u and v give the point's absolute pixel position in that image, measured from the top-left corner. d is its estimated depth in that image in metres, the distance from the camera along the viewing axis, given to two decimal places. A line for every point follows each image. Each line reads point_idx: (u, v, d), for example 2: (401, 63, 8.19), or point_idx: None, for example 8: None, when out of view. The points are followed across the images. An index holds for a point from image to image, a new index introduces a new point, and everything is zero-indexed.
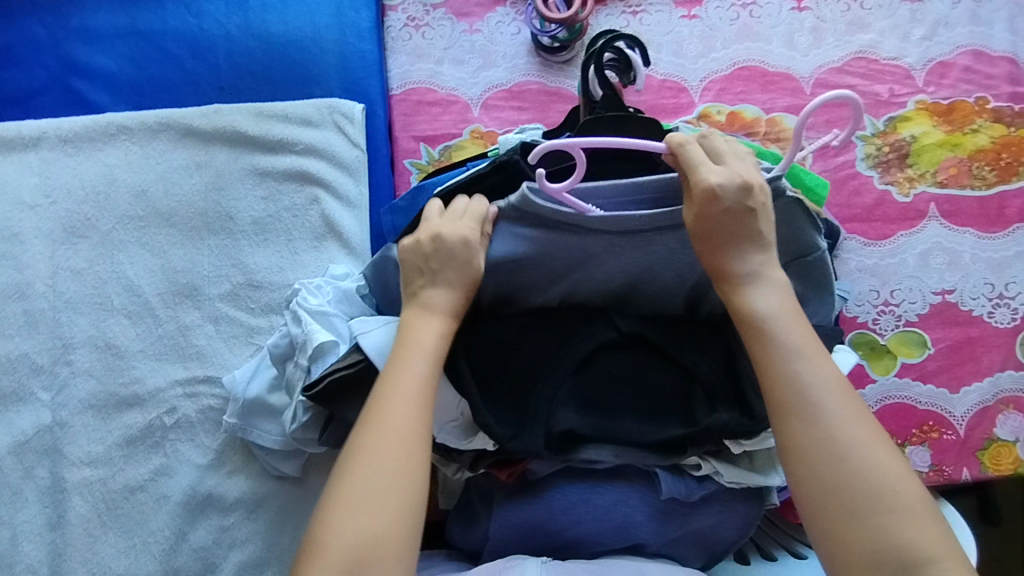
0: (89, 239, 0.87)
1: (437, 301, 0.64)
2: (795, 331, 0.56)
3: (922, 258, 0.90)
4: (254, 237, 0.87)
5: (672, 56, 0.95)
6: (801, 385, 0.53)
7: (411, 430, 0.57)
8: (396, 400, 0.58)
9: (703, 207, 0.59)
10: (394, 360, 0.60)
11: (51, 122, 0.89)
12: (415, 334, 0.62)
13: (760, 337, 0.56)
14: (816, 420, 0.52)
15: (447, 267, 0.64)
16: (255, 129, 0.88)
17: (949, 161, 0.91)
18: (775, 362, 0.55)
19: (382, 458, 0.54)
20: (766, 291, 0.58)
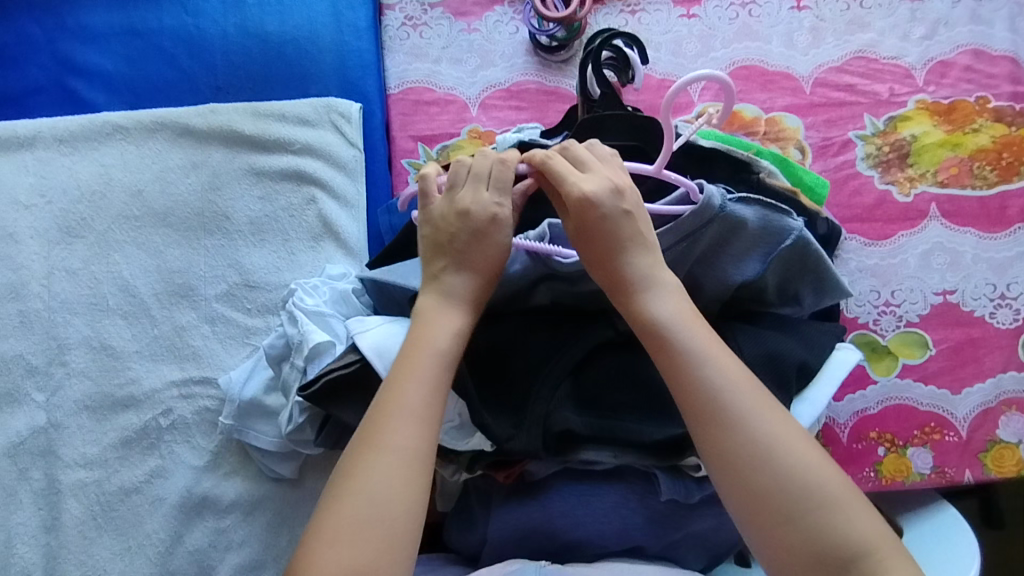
0: (85, 239, 0.86)
1: (457, 288, 0.63)
2: (693, 333, 0.58)
3: (923, 258, 0.90)
4: (251, 237, 0.86)
5: (671, 55, 0.95)
6: (710, 394, 0.55)
7: (412, 446, 0.56)
8: (401, 413, 0.57)
9: (598, 222, 0.60)
10: (401, 366, 0.59)
11: (48, 122, 0.89)
12: (427, 333, 0.61)
13: (664, 349, 0.58)
14: (724, 427, 0.54)
15: (474, 249, 0.63)
16: (253, 128, 0.88)
17: (949, 160, 0.91)
18: (681, 374, 0.57)
19: (377, 482, 0.54)
20: (667, 297, 0.59)
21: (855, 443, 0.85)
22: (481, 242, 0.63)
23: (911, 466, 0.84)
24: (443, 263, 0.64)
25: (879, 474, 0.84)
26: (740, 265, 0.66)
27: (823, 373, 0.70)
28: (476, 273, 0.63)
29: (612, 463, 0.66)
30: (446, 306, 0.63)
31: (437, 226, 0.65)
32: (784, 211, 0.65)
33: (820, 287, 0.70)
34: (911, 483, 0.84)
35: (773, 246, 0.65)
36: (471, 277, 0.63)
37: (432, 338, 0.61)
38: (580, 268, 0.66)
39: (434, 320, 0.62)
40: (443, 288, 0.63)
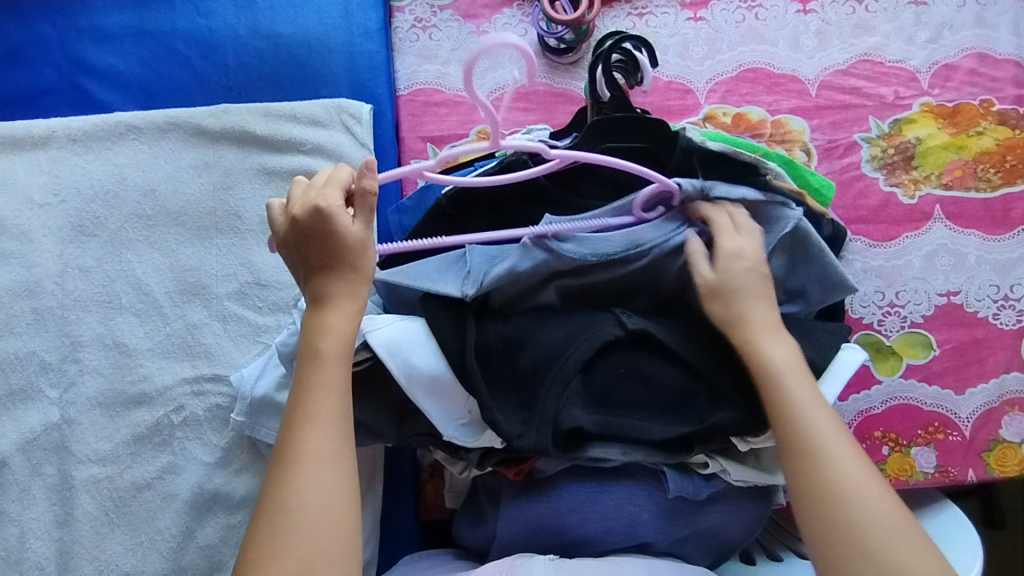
0: (97, 238, 0.87)
1: (327, 292, 0.60)
2: (807, 388, 0.62)
3: (927, 260, 0.91)
4: (263, 236, 0.87)
5: (678, 58, 0.95)
6: (813, 439, 0.59)
7: (331, 450, 0.55)
8: (312, 421, 0.56)
9: (723, 277, 0.68)
10: (302, 376, 0.58)
11: (61, 122, 0.89)
12: (314, 345, 0.59)
13: (774, 392, 0.61)
14: (819, 470, 0.57)
15: (327, 245, 0.59)
16: (264, 129, 0.88)
17: (954, 162, 0.92)
18: (788, 418, 0.60)
19: (301, 496, 0.53)
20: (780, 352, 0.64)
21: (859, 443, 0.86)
22: (329, 236, 0.59)
23: (915, 465, 0.85)
24: (305, 274, 0.61)
25: (883, 473, 0.85)
26: None
27: (826, 374, 0.70)
28: (343, 270, 0.60)
29: (620, 459, 0.68)
30: (326, 305, 0.60)
31: (289, 247, 0.61)
32: (783, 201, 0.73)
33: (825, 279, 0.75)
34: (914, 483, 0.85)
35: (774, 236, 0.73)
36: (340, 269, 0.60)
37: (317, 346, 0.59)
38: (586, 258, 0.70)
39: (323, 327, 0.59)
40: (315, 297, 0.60)
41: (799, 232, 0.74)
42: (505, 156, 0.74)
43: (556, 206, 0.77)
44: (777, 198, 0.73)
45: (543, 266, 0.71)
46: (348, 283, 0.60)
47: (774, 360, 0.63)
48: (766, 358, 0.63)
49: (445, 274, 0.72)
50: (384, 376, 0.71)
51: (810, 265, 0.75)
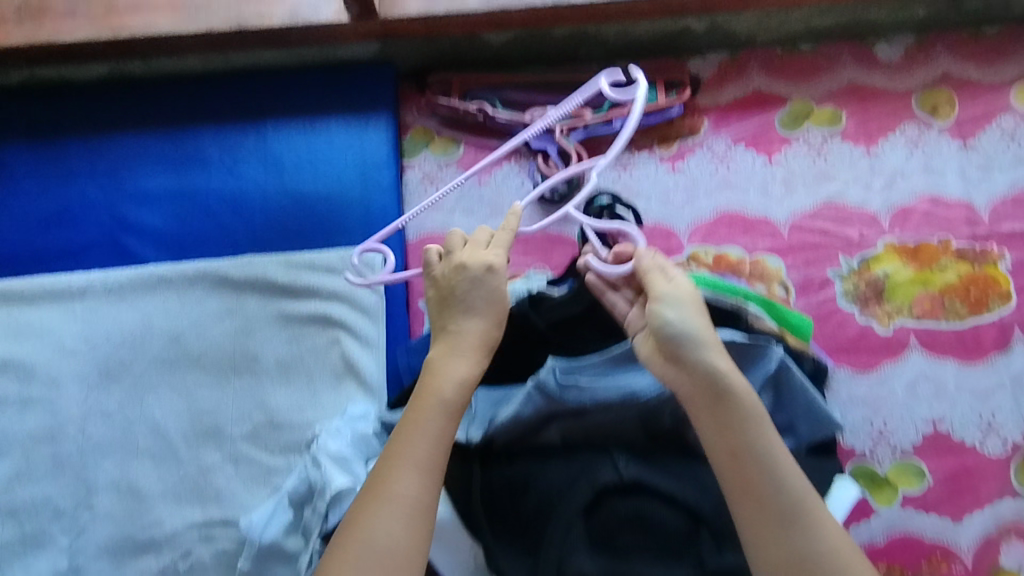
0: (122, 382, 0.92)
1: (465, 334, 0.73)
2: (773, 457, 0.65)
3: (909, 388, 0.96)
4: (279, 378, 0.92)
5: (660, 204, 1.04)
6: (782, 513, 0.63)
7: (411, 495, 0.64)
8: (405, 465, 0.65)
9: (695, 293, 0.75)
10: (410, 417, 0.68)
11: (98, 274, 0.95)
12: (436, 390, 0.69)
13: (743, 467, 0.65)
14: (784, 544, 0.62)
15: (482, 297, 0.74)
16: (285, 278, 0.95)
17: (922, 296, 0.99)
18: (755, 491, 0.64)
19: (381, 531, 0.62)
20: (748, 419, 0.67)
21: None
22: (492, 285, 0.74)
23: None
24: (447, 311, 0.74)
25: None
26: None
27: (829, 499, 0.78)
28: (485, 318, 0.73)
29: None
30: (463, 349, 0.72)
31: (442, 284, 0.76)
32: (768, 342, 0.80)
33: (814, 416, 0.81)
34: None
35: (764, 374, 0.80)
36: (481, 322, 0.73)
37: (442, 391, 0.69)
38: (579, 403, 0.78)
39: (446, 376, 0.70)
40: (451, 334, 0.73)
41: (784, 370, 0.81)
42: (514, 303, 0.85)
43: (555, 349, 0.84)
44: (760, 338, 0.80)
45: (543, 406, 0.78)
46: (488, 330, 0.73)
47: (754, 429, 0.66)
48: (739, 421, 0.67)
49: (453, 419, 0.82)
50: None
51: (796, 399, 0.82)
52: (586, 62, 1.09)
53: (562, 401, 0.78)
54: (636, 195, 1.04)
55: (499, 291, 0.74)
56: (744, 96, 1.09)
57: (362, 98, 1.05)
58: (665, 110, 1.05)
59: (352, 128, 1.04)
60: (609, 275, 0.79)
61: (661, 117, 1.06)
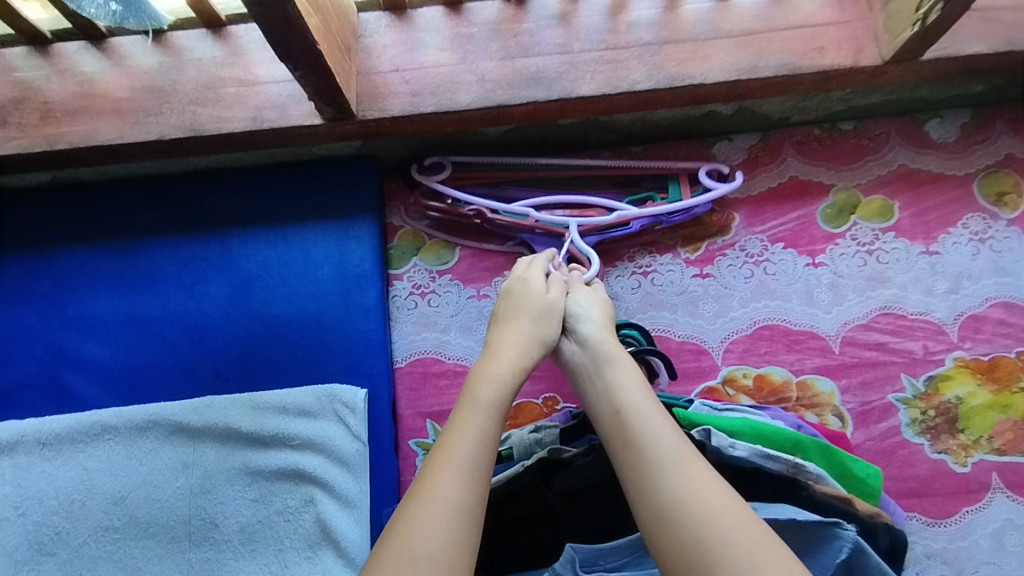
0: (56, 556, 0.77)
1: (507, 339, 0.72)
2: (633, 393, 0.65)
3: (997, 539, 0.80)
4: (241, 548, 0.77)
5: (688, 316, 0.90)
6: (651, 457, 0.58)
7: (460, 496, 0.56)
8: (451, 464, 0.58)
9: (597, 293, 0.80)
10: (454, 417, 0.63)
11: (34, 422, 0.82)
12: (475, 393, 0.65)
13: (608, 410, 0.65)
14: (645, 464, 0.58)
15: (516, 301, 0.76)
16: (250, 423, 0.81)
17: (1003, 424, 0.84)
18: (629, 439, 0.61)
19: (421, 536, 0.52)
20: (618, 370, 0.68)
21: None
22: (530, 290, 0.77)
23: None
24: (495, 326, 0.76)
25: None
26: None
27: None
28: (525, 318, 0.74)
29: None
30: (514, 345, 0.71)
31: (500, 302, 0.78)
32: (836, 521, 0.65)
33: None
34: None
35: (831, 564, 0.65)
36: (523, 324, 0.74)
37: (479, 393, 0.65)
38: None
39: (489, 374, 0.67)
40: (493, 345, 0.73)
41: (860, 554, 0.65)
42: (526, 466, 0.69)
43: (569, 525, 0.70)
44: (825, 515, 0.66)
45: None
46: (529, 329, 0.73)
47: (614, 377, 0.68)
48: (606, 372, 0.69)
49: None
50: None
51: None
52: (597, 149, 0.97)
53: None
54: (659, 306, 0.90)
55: (538, 296, 0.76)
56: (779, 186, 0.95)
57: (343, 200, 0.92)
58: (691, 208, 0.91)
59: (331, 236, 0.91)
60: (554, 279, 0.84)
61: (687, 215, 0.91)
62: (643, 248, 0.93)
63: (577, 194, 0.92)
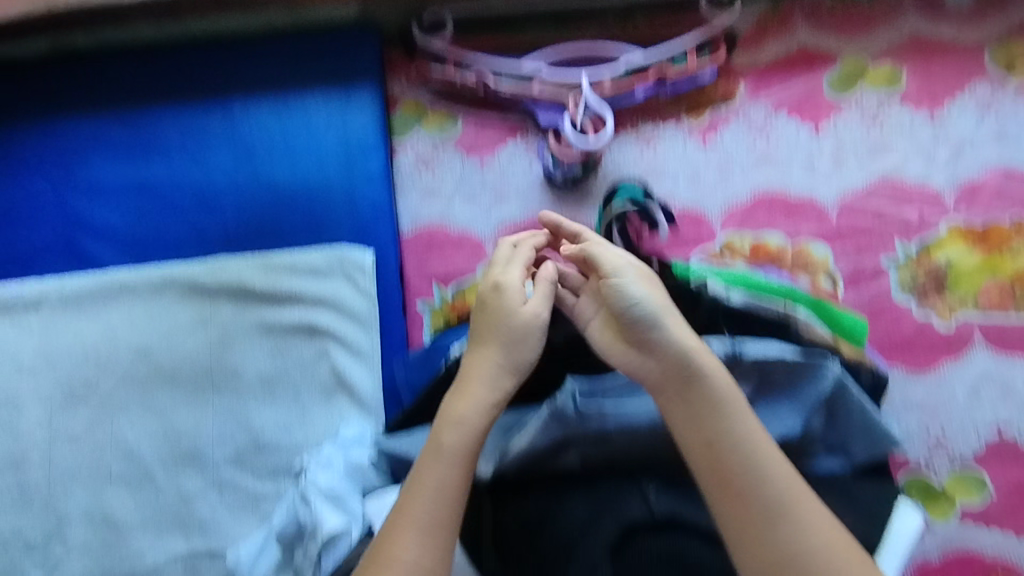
0: (88, 402, 0.82)
1: (475, 369, 0.66)
2: (745, 431, 0.61)
3: (972, 390, 0.85)
4: (262, 395, 0.83)
5: (689, 185, 0.91)
6: (766, 504, 0.58)
7: (420, 559, 0.57)
8: (411, 524, 0.59)
9: (648, 279, 0.70)
10: (414, 471, 0.62)
11: (54, 281, 0.85)
12: (437, 436, 0.63)
13: (715, 447, 0.60)
14: (762, 503, 0.58)
15: (492, 318, 0.68)
16: (263, 282, 0.84)
17: (990, 285, 0.87)
18: (734, 483, 0.59)
19: None
20: (721, 401, 0.62)
21: None
22: (504, 311, 0.68)
23: None
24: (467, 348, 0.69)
25: None
26: (782, 414, 0.70)
27: (888, 534, 0.68)
28: (496, 344, 0.67)
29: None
30: (473, 385, 0.65)
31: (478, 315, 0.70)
32: (820, 355, 0.70)
33: (871, 436, 0.72)
34: None
35: (815, 395, 0.70)
36: (495, 351, 0.67)
37: (440, 438, 0.63)
38: (603, 423, 0.71)
39: (453, 418, 0.63)
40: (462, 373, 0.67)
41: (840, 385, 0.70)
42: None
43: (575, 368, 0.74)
44: (812, 352, 0.70)
45: (561, 434, 0.71)
46: (498, 359, 0.66)
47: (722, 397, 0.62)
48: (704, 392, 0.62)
49: None
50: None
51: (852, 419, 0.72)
52: (602, 13, 0.95)
53: (583, 424, 0.70)
54: (661, 175, 0.91)
55: (511, 313, 0.68)
56: (787, 54, 0.94)
57: (343, 66, 0.91)
58: (696, 75, 0.91)
59: (332, 103, 0.90)
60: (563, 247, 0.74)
61: (693, 84, 0.91)
62: (647, 118, 0.93)
63: (585, 44, 0.92)
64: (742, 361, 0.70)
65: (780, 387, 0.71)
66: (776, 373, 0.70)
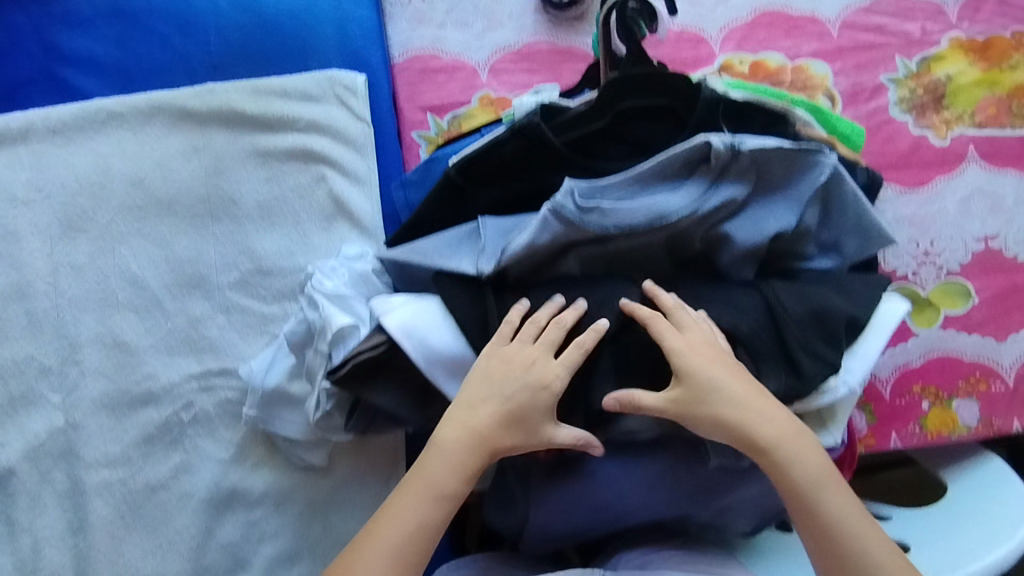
0: (87, 233, 0.82)
1: (481, 426, 0.63)
2: (843, 510, 0.61)
3: (962, 204, 0.87)
4: (261, 221, 0.83)
5: (689, 4, 0.89)
6: None
7: None
8: (382, 548, 0.60)
9: (736, 385, 0.63)
10: (398, 495, 0.62)
11: (39, 112, 0.83)
12: (439, 482, 0.62)
13: (818, 524, 0.60)
14: None
15: (508, 379, 0.64)
16: (254, 107, 0.82)
17: (987, 100, 0.87)
18: (842, 564, 0.59)
19: None
20: (813, 485, 0.61)
21: (899, 398, 0.85)
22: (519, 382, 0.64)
23: (957, 418, 0.85)
24: (475, 385, 0.65)
25: (924, 427, 0.85)
26: (778, 212, 0.70)
27: (871, 326, 0.70)
28: (503, 418, 0.63)
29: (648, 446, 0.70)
30: (474, 441, 0.63)
31: (497, 364, 0.65)
32: (818, 148, 0.69)
33: (863, 232, 0.73)
34: (958, 436, 0.84)
35: (810, 188, 0.70)
36: (500, 424, 0.63)
37: (440, 484, 0.62)
38: (608, 225, 0.69)
39: (452, 466, 0.62)
40: (468, 427, 0.63)
41: (835, 178, 0.71)
42: (515, 121, 0.71)
43: (572, 170, 0.72)
44: (809, 146, 0.69)
45: (562, 236, 0.69)
46: (506, 436, 0.63)
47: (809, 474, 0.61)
48: (792, 476, 0.61)
49: (459, 248, 0.71)
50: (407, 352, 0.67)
51: (844, 214, 0.73)
52: None
53: (583, 228, 0.68)
54: None
55: (528, 389, 0.64)
56: None
57: None
58: None
59: None
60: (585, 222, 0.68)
61: None
62: None
63: None
64: (741, 161, 0.68)
65: (780, 183, 0.70)
66: (773, 166, 0.70)
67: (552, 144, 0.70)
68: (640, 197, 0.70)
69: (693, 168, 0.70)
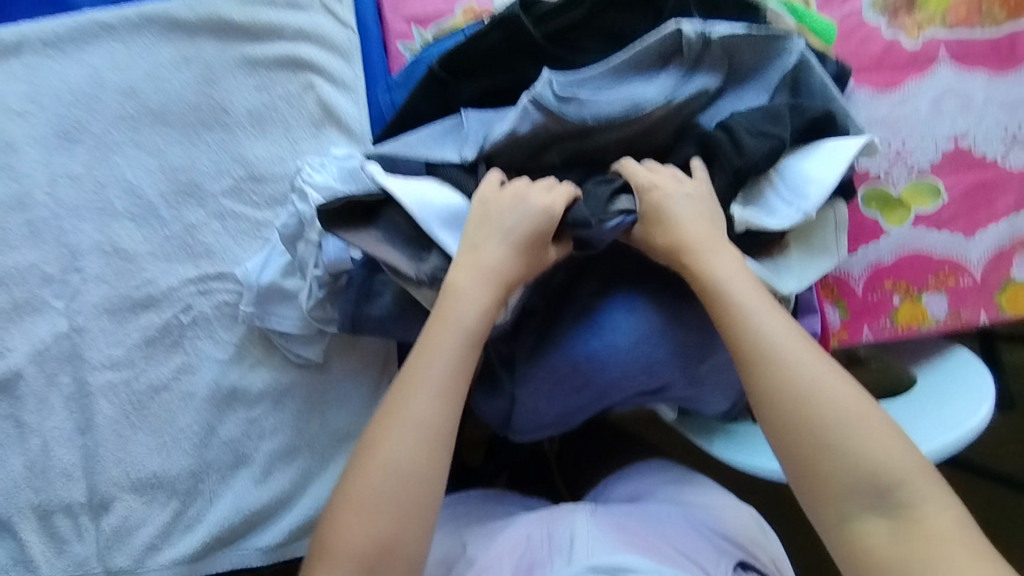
0: (83, 143, 0.84)
1: (493, 262, 0.65)
2: (751, 301, 0.62)
3: (933, 104, 0.89)
4: (252, 128, 0.85)
5: None
6: (779, 361, 0.59)
7: (416, 444, 0.60)
8: (414, 406, 0.61)
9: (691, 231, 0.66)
10: (421, 351, 0.63)
11: (30, 25, 0.86)
12: (460, 317, 0.64)
13: (724, 313, 0.62)
14: (779, 363, 0.59)
15: (508, 217, 0.66)
16: (241, 16, 0.85)
17: (958, 2, 0.91)
18: (749, 347, 0.61)
19: (388, 467, 0.59)
20: (723, 280, 0.63)
21: (871, 293, 0.88)
22: (524, 215, 0.65)
23: (926, 311, 0.87)
24: (477, 233, 0.66)
25: (895, 321, 0.88)
26: (749, 100, 0.71)
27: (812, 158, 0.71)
28: (512, 248, 0.65)
29: (622, 314, 0.72)
30: (490, 278, 0.65)
31: (493, 205, 0.66)
32: (785, 36, 0.70)
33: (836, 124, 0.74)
34: (927, 329, 0.87)
35: (780, 75, 0.71)
36: (508, 251, 0.65)
37: (462, 318, 0.64)
38: (590, 116, 0.68)
39: (474, 302, 0.64)
40: (478, 264, 0.65)
41: (802, 66, 0.72)
42: (495, 14, 0.73)
43: (550, 64, 0.74)
44: (776, 32, 0.70)
45: (542, 125, 0.68)
46: (514, 265, 0.65)
47: (718, 273, 0.64)
48: (702, 273, 0.64)
49: (443, 141, 0.72)
50: (393, 224, 0.69)
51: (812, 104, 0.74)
52: None
53: (562, 118, 0.67)
54: None
55: (532, 217, 0.65)
56: None
57: None
58: None
59: None
60: (565, 111, 0.68)
61: None
62: None
63: None
64: (713, 49, 0.69)
65: (750, 71, 0.71)
66: (743, 53, 0.70)
67: (531, 37, 0.72)
68: (617, 88, 0.70)
69: (668, 57, 0.70)
